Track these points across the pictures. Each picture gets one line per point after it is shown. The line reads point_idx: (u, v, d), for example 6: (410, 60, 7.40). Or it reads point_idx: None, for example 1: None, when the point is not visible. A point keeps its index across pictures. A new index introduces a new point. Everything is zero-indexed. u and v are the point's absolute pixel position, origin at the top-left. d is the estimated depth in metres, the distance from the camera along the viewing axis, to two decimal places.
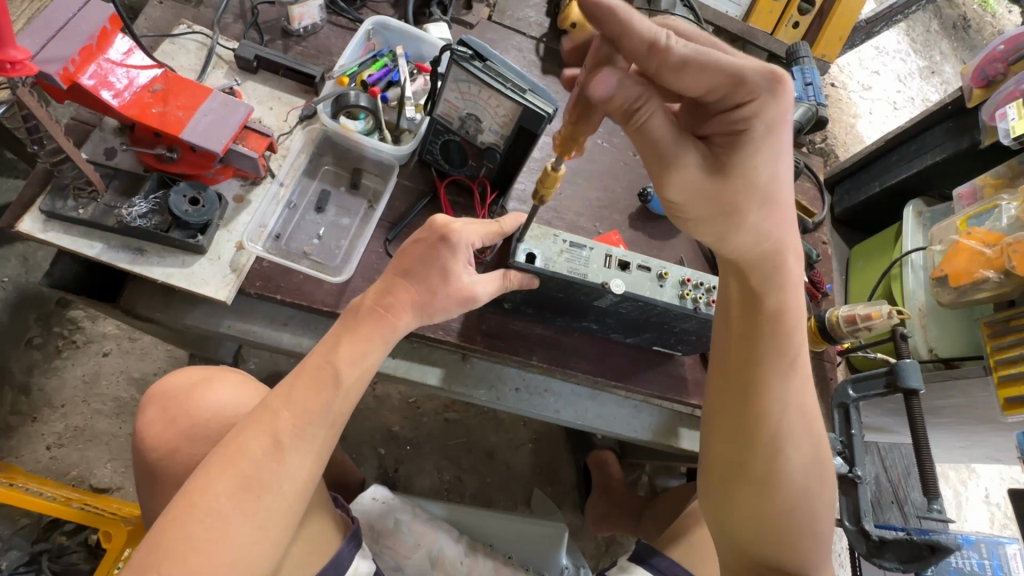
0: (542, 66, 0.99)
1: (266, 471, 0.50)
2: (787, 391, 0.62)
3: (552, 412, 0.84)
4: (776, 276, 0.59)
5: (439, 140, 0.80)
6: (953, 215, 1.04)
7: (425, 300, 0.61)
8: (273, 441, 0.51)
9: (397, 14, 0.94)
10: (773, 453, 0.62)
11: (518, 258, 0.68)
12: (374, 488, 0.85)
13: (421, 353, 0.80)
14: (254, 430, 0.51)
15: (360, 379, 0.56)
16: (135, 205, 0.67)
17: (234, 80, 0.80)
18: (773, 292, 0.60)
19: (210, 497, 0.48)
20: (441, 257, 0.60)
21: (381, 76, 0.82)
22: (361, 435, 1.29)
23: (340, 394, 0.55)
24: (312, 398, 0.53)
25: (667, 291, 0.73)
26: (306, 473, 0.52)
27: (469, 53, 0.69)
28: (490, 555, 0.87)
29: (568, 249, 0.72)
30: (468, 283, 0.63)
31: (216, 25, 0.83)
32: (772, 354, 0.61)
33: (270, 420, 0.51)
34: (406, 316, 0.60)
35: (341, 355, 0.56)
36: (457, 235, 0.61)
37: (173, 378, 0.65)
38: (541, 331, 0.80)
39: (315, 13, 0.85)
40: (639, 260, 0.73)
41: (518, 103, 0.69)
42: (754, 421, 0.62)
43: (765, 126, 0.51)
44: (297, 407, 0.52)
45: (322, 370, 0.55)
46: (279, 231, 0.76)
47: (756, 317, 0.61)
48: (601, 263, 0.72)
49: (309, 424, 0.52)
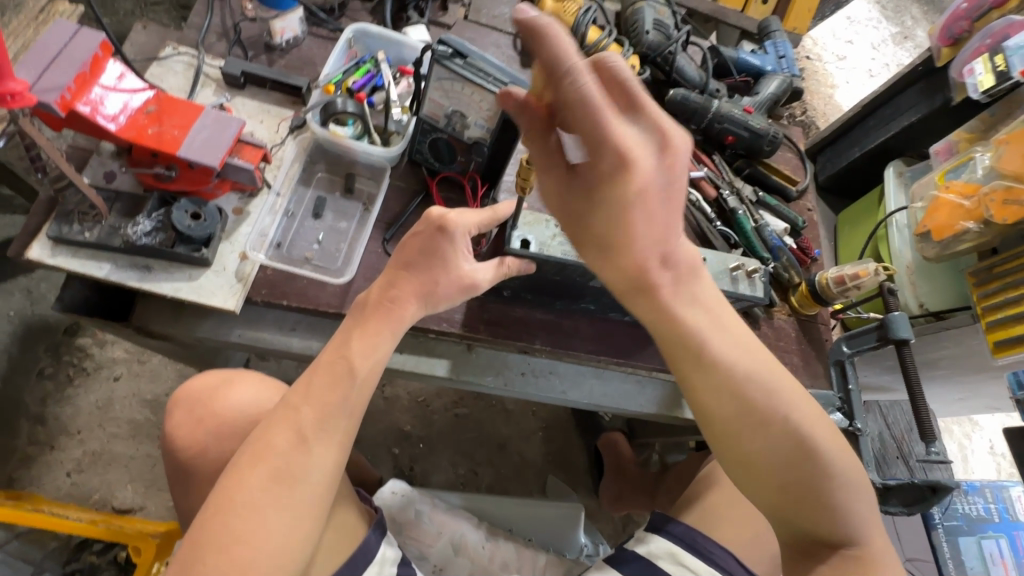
0: (521, 59, 1.02)
1: (295, 464, 0.52)
2: (716, 379, 0.58)
3: (560, 394, 0.86)
4: (650, 291, 0.56)
5: (427, 140, 0.82)
6: (932, 171, 1.07)
7: (429, 289, 0.61)
8: (298, 435, 0.53)
9: (375, 20, 0.97)
10: (738, 441, 0.58)
11: (512, 246, 0.69)
12: (392, 483, 0.88)
13: (428, 346, 0.82)
14: (280, 426, 0.53)
15: (374, 370, 0.58)
16: (140, 224, 0.69)
17: (223, 97, 0.82)
18: (654, 308, 0.57)
19: (243, 490, 0.50)
20: (441, 247, 0.61)
21: (366, 81, 0.85)
22: (374, 436, 1.31)
23: (357, 386, 0.56)
24: (331, 395, 0.55)
25: None
26: (339, 463, 0.55)
27: (450, 52, 0.74)
28: (509, 538, 0.90)
29: (561, 232, 0.71)
30: (469, 270, 0.64)
31: (201, 44, 0.85)
32: (678, 353, 0.59)
33: (293, 416, 0.53)
34: (413, 308, 0.61)
35: (354, 349, 0.57)
36: (455, 224, 0.62)
37: (195, 383, 0.66)
38: (541, 316, 0.84)
39: (296, 25, 0.88)
40: None
41: (501, 96, 0.73)
42: (709, 421, 0.59)
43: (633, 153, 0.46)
44: (320, 402, 0.54)
45: (337, 364, 0.56)
46: (280, 239, 0.78)
47: (655, 329, 0.59)
48: None
49: (330, 416, 0.54)
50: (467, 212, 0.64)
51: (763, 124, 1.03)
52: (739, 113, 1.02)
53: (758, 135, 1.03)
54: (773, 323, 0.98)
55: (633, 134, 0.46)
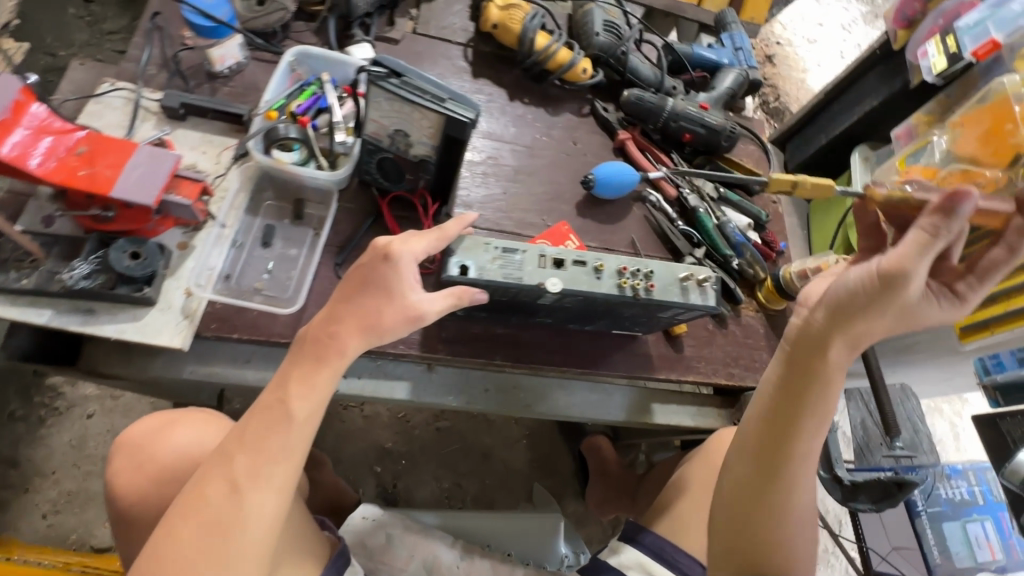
0: (472, 70, 1.04)
1: (229, 516, 0.50)
2: (815, 440, 0.64)
3: (526, 408, 0.85)
4: (844, 345, 0.60)
5: (373, 160, 0.82)
6: (893, 156, 1.06)
7: (372, 321, 0.58)
8: (230, 484, 0.51)
9: (320, 40, 0.95)
10: (789, 481, 0.65)
11: (451, 274, 0.62)
12: (363, 508, 0.87)
13: (387, 369, 0.81)
14: (213, 474, 0.51)
15: (315, 412, 0.55)
16: (77, 268, 0.68)
17: (163, 130, 0.80)
18: (833, 357, 0.60)
19: (177, 545, 0.48)
20: (382, 275, 0.58)
21: (310, 104, 0.84)
22: (355, 456, 1.29)
23: (296, 428, 0.54)
24: (266, 441, 0.52)
25: (606, 282, 0.67)
26: (280, 512, 0.52)
27: (385, 71, 0.72)
28: (486, 555, 0.89)
29: (502, 256, 0.64)
30: (415, 302, 0.59)
31: (140, 77, 0.83)
32: (818, 396, 0.62)
33: (227, 463, 0.51)
34: (354, 342, 0.57)
35: (292, 390, 0.54)
36: (399, 251, 0.60)
37: (136, 428, 0.65)
38: (501, 331, 0.83)
39: (236, 52, 0.86)
40: (574, 255, 0.67)
41: (440, 113, 0.72)
42: (782, 447, 0.64)
43: (915, 250, 0.51)
44: (256, 448, 0.52)
45: (274, 408, 0.54)
46: (228, 270, 0.77)
47: (812, 364, 0.61)
48: (537, 263, 0.65)
49: (266, 463, 0.52)
50: (415, 237, 0.61)
51: (720, 120, 1.02)
52: (694, 110, 1.01)
53: (715, 132, 1.02)
54: (740, 320, 0.97)
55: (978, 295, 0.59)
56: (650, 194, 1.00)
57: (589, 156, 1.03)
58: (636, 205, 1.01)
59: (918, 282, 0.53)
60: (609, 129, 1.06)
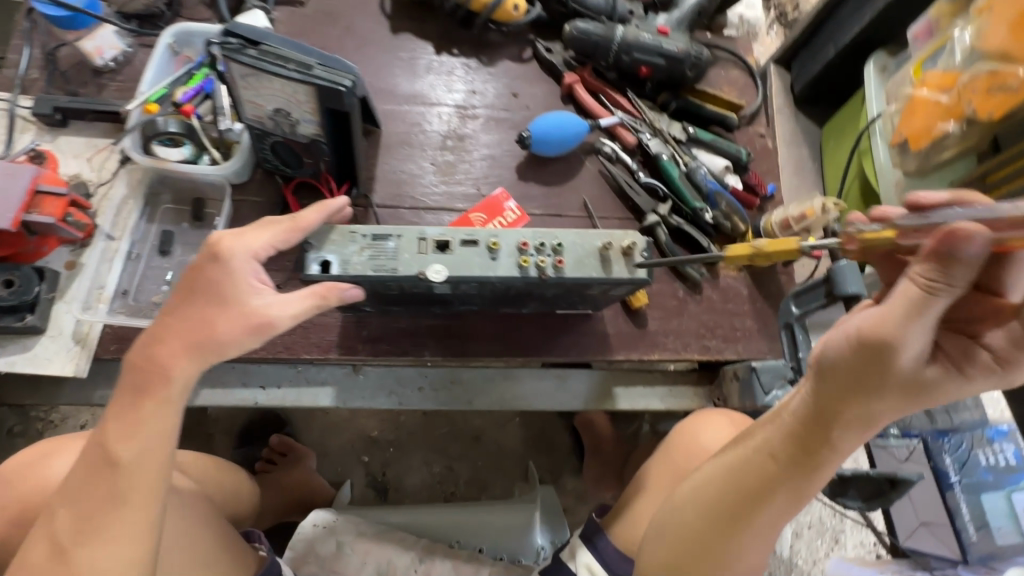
0: (392, 23, 0.91)
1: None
2: (788, 509, 0.53)
3: (467, 404, 0.77)
4: (859, 416, 0.46)
5: (265, 145, 0.72)
6: (909, 62, 0.85)
7: (203, 336, 0.50)
8: (54, 545, 0.47)
9: (213, 14, 0.85)
10: (744, 542, 0.54)
11: (309, 272, 0.55)
12: (314, 514, 0.85)
13: (309, 375, 0.75)
14: (38, 534, 0.48)
15: (144, 455, 0.49)
16: None
17: (43, 140, 0.75)
18: (845, 428, 0.47)
19: None
20: (215, 277, 0.51)
21: (195, 91, 0.75)
22: (342, 447, 1.28)
23: (121, 478, 0.48)
24: (91, 490, 0.48)
25: (502, 262, 0.56)
26: (123, 567, 0.47)
27: (240, 42, 0.62)
28: (448, 555, 0.84)
29: (371, 244, 0.56)
30: (260, 306, 0.52)
31: (18, 84, 0.77)
32: (809, 467, 0.50)
33: (51, 521, 0.48)
34: (180, 366, 0.50)
35: (110, 435, 0.49)
36: (231, 248, 0.52)
37: (16, 459, 0.66)
38: (429, 323, 0.74)
39: (115, 41, 0.78)
40: (462, 234, 0.57)
41: (308, 83, 0.61)
42: (750, 507, 0.52)
43: (906, 308, 0.40)
44: (78, 503, 0.48)
45: (95, 456, 0.49)
46: (125, 286, 0.71)
47: (817, 426, 0.48)
48: (415, 249, 0.56)
49: (87, 518, 0.47)
50: (256, 230, 0.54)
51: (685, 44, 0.85)
52: (649, 37, 0.84)
53: (678, 60, 0.85)
54: (718, 284, 0.83)
55: None
56: (604, 144, 0.86)
57: (533, 109, 0.89)
58: (589, 158, 0.87)
59: (910, 346, 0.41)
60: (555, 72, 0.91)
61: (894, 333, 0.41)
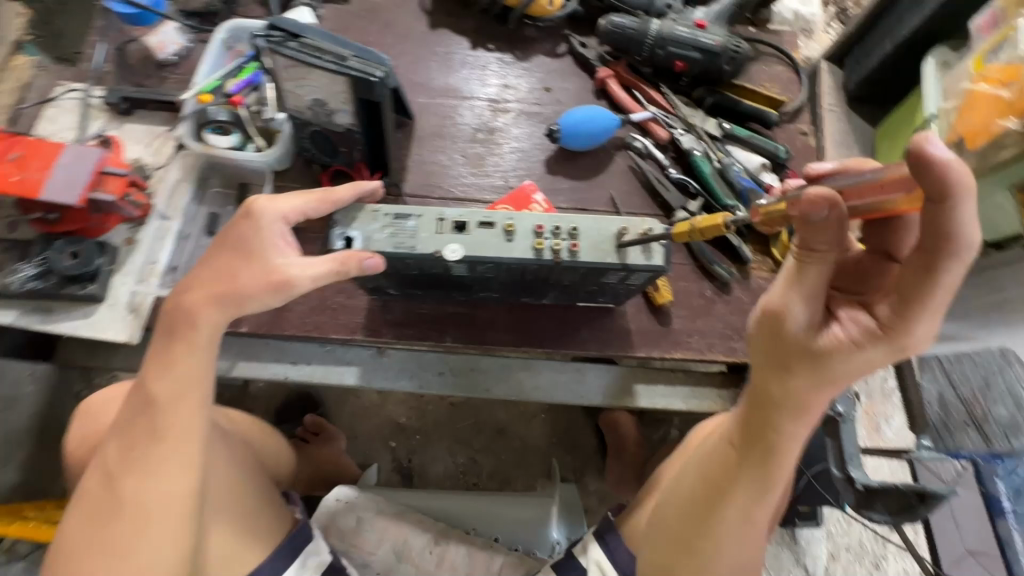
0: (431, 20, 0.94)
1: (106, 501, 0.55)
2: (749, 500, 0.54)
3: (485, 391, 0.79)
4: (789, 406, 0.47)
5: (306, 134, 0.77)
6: (969, 56, 0.80)
7: (227, 287, 0.55)
8: (105, 475, 0.56)
9: (265, 11, 0.90)
10: (718, 536, 0.56)
11: (335, 247, 0.57)
12: (337, 490, 0.86)
13: (337, 355, 0.79)
14: (93, 470, 0.57)
15: (174, 393, 0.57)
16: (23, 270, 0.71)
17: (111, 127, 0.82)
18: (784, 417, 0.48)
19: (68, 535, 0.55)
20: (246, 237, 0.56)
21: (244, 84, 0.80)
22: (371, 432, 1.32)
23: (159, 413, 0.56)
24: (135, 424, 0.57)
25: (518, 245, 0.57)
26: (168, 485, 0.55)
27: (284, 35, 0.65)
28: (463, 540, 0.86)
29: (393, 223, 0.58)
30: (280, 264, 0.55)
31: (93, 76, 0.84)
32: (755, 457, 0.51)
33: (104, 456, 0.57)
34: (206, 313, 0.56)
35: (147, 378, 0.57)
36: (261, 209, 0.57)
37: (95, 398, 0.74)
38: (452, 310, 0.76)
39: (176, 37, 0.85)
40: (480, 216, 0.58)
41: (344, 75, 0.64)
42: (712, 495, 0.55)
43: (785, 285, 0.44)
44: (127, 438, 0.57)
45: (139, 396, 0.58)
46: (175, 262, 0.77)
47: (754, 416, 0.50)
48: (433, 228, 0.57)
49: (132, 448, 0.56)
50: (287, 197, 0.58)
51: (723, 37, 0.83)
52: (685, 30, 0.83)
53: (714, 55, 0.83)
54: (748, 284, 0.80)
55: (930, 326, 0.39)
56: (635, 140, 0.85)
57: (565, 103, 0.90)
58: (621, 152, 0.86)
59: (797, 316, 0.43)
60: (589, 67, 0.91)
61: (778, 304, 0.44)
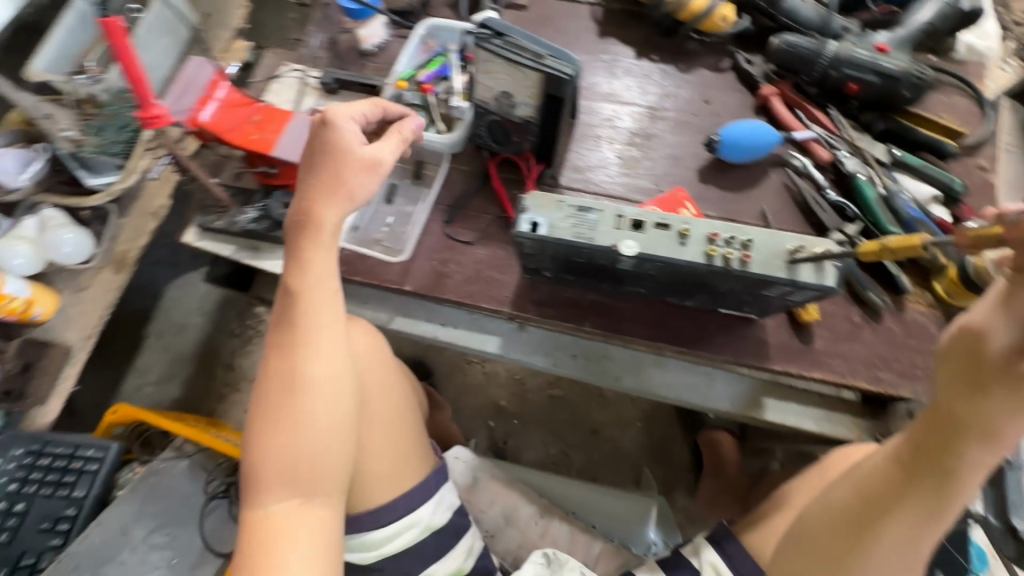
0: (600, 29, 1.00)
1: (288, 409, 0.60)
2: (916, 521, 0.54)
3: (614, 379, 0.83)
4: (981, 425, 0.49)
5: (484, 123, 0.85)
6: None
7: (335, 185, 0.64)
8: (279, 388, 0.61)
9: (454, 14, 1.01)
10: (874, 555, 0.56)
11: (520, 230, 0.63)
12: (456, 450, 0.94)
13: (482, 324, 0.87)
14: (264, 386, 0.62)
15: (322, 293, 0.63)
16: (247, 214, 0.86)
17: (320, 103, 0.96)
18: (973, 435, 0.49)
19: (261, 449, 0.60)
20: (332, 136, 0.64)
21: (434, 74, 0.91)
22: (473, 408, 1.40)
23: (314, 318, 0.63)
24: (290, 331, 0.62)
25: (691, 249, 0.61)
26: (336, 373, 0.63)
27: (490, 33, 0.74)
28: (566, 520, 0.89)
29: (575, 214, 0.64)
30: (370, 150, 0.65)
31: (310, 59, 0.99)
32: (931, 474, 0.52)
33: (270, 371, 0.62)
34: (330, 211, 0.64)
35: (293, 285, 0.63)
36: (336, 115, 0.65)
37: None
38: (594, 298, 0.81)
39: (381, 31, 0.98)
40: (657, 217, 0.63)
41: (539, 70, 0.72)
42: (872, 511, 0.56)
43: (997, 306, 0.46)
44: (288, 346, 0.62)
45: (288, 308, 0.63)
46: (357, 223, 0.89)
47: (935, 432, 0.51)
48: (612, 224, 0.63)
49: (298, 352, 0.62)
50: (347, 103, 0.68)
51: (907, 63, 0.82)
52: (864, 53, 0.83)
53: (893, 79, 0.82)
54: (901, 316, 0.78)
55: None
56: (794, 158, 0.86)
57: (723, 116, 0.92)
58: (776, 170, 0.87)
59: (1000, 335, 0.46)
60: (750, 83, 0.93)
61: (984, 323, 0.47)
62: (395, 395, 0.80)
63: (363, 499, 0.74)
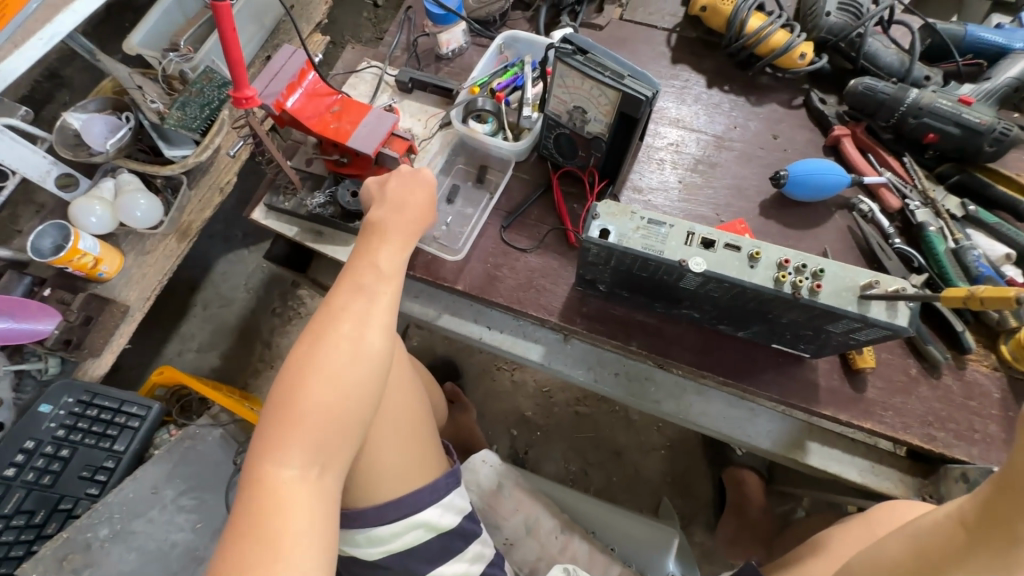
0: (673, 55, 1.01)
1: (347, 361, 0.57)
2: None
3: (653, 402, 0.83)
4: None
5: (552, 135, 0.87)
6: None
7: (421, 213, 0.71)
8: (344, 337, 0.58)
9: (531, 27, 1.04)
10: None
11: (590, 235, 0.64)
12: (484, 453, 0.93)
13: (526, 331, 0.88)
14: (320, 329, 0.58)
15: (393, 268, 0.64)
16: (317, 198, 0.89)
17: (394, 100, 0.99)
18: None
19: (309, 388, 0.55)
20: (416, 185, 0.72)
21: (508, 83, 0.93)
22: (497, 415, 1.40)
23: (382, 285, 0.63)
24: (359, 291, 0.61)
25: (760, 272, 0.62)
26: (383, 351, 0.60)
27: (572, 49, 0.76)
28: (586, 538, 0.89)
29: (646, 226, 0.65)
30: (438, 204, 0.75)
31: (388, 58, 1.03)
32: (991, 545, 0.48)
33: (334, 317, 0.59)
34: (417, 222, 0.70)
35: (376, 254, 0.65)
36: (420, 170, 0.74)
37: None
38: (643, 318, 0.81)
39: (459, 37, 1.00)
40: (728, 238, 0.64)
41: (617, 89, 0.73)
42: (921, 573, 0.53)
43: None
44: (353, 300, 0.60)
45: (361, 269, 0.63)
46: None
47: (1002, 500, 0.47)
48: (682, 240, 0.64)
49: (365, 311, 0.60)
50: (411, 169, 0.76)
51: (991, 118, 0.80)
52: (947, 104, 0.81)
53: (975, 132, 0.80)
54: (962, 374, 0.75)
55: None
56: (862, 202, 0.84)
57: (790, 153, 0.91)
58: (841, 211, 0.86)
59: None
60: (822, 123, 0.92)
61: None
62: (412, 392, 0.78)
63: (363, 495, 0.71)
